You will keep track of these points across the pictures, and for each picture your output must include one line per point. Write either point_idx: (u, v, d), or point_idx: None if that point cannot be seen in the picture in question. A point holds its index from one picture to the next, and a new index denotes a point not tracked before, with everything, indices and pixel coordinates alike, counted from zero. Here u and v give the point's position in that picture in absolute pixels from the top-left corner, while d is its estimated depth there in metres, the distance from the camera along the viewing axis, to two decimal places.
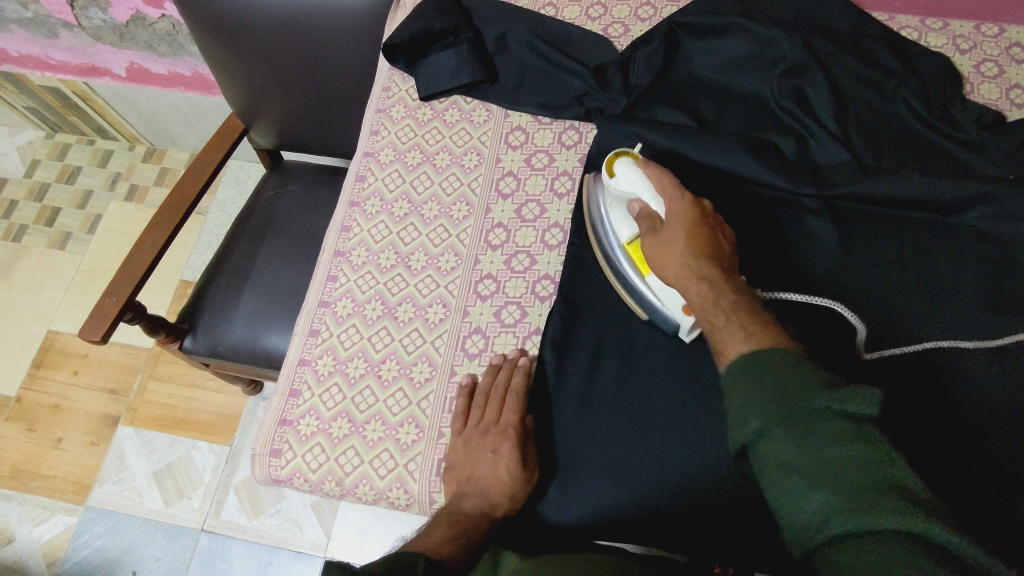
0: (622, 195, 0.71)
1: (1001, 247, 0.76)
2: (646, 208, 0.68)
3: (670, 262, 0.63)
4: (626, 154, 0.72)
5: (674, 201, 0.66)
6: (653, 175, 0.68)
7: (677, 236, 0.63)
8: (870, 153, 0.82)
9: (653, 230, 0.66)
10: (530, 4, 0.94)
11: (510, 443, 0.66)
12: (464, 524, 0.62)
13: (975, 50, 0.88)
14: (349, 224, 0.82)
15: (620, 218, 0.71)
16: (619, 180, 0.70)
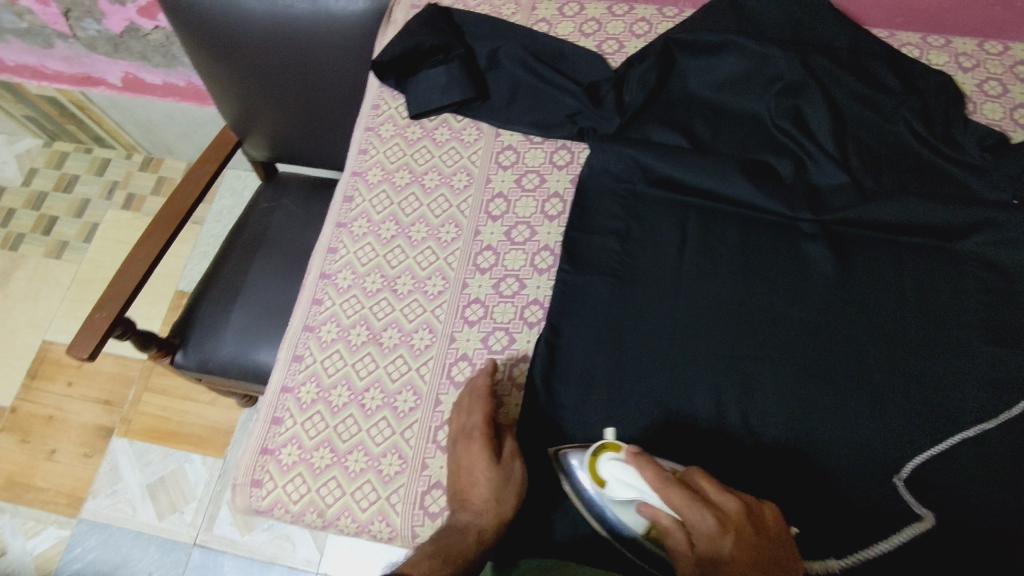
0: (619, 496, 0.60)
1: (1003, 275, 0.74)
2: (660, 517, 0.57)
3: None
4: (610, 451, 0.61)
5: (699, 520, 0.55)
6: (655, 479, 0.56)
7: (724, 567, 0.53)
8: (869, 176, 0.80)
9: (682, 552, 0.56)
10: (523, 19, 0.92)
11: (479, 445, 0.64)
12: (451, 542, 0.60)
13: (978, 68, 0.85)
14: (335, 246, 0.81)
15: (626, 507, 0.61)
16: (613, 485, 0.60)
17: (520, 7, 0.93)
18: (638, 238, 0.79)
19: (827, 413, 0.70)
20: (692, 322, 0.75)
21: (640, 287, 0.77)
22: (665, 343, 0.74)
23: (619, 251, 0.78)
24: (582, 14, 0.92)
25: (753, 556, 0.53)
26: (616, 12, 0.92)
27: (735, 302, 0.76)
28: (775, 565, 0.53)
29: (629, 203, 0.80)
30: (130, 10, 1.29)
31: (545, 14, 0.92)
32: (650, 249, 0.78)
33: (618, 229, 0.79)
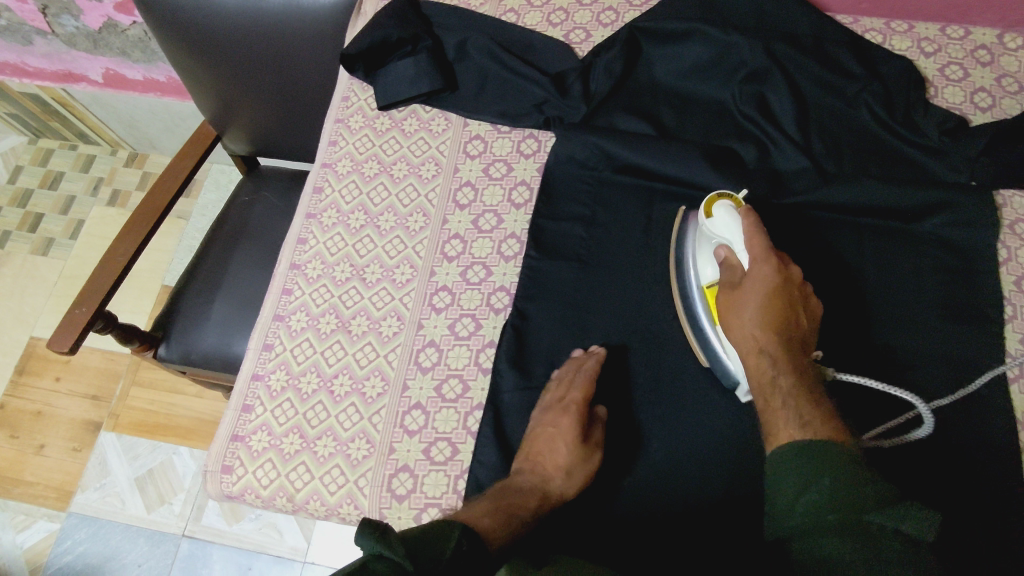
0: (713, 236, 0.70)
1: (959, 254, 0.76)
2: (732, 257, 0.69)
3: (743, 332, 0.65)
4: (728, 198, 0.71)
5: (764, 264, 0.66)
6: (751, 227, 0.67)
7: (754, 308, 0.65)
8: (831, 160, 0.81)
9: (733, 297, 0.67)
10: (491, 10, 0.93)
11: (571, 420, 0.67)
12: (513, 502, 0.63)
13: (940, 53, 0.86)
14: (305, 237, 0.82)
15: (706, 257, 0.72)
16: (716, 222, 0.69)
17: None
18: (603, 224, 0.80)
19: None
20: (658, 307, 0.76)
21: (605, 272, 0.78)
22: (628, 327, 0.75)
23: (585, 237, 0.79)
24: (550, 4, 0.93)
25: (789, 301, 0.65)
26: (584, 2, 0.93)
27: None
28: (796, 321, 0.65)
29: (594, 190, 0.81)
30: (108, 7, 1.29)
31: (513, 4, 0.93)
32: (615, 234, 0.79)
33: (583, 215, 0.80)
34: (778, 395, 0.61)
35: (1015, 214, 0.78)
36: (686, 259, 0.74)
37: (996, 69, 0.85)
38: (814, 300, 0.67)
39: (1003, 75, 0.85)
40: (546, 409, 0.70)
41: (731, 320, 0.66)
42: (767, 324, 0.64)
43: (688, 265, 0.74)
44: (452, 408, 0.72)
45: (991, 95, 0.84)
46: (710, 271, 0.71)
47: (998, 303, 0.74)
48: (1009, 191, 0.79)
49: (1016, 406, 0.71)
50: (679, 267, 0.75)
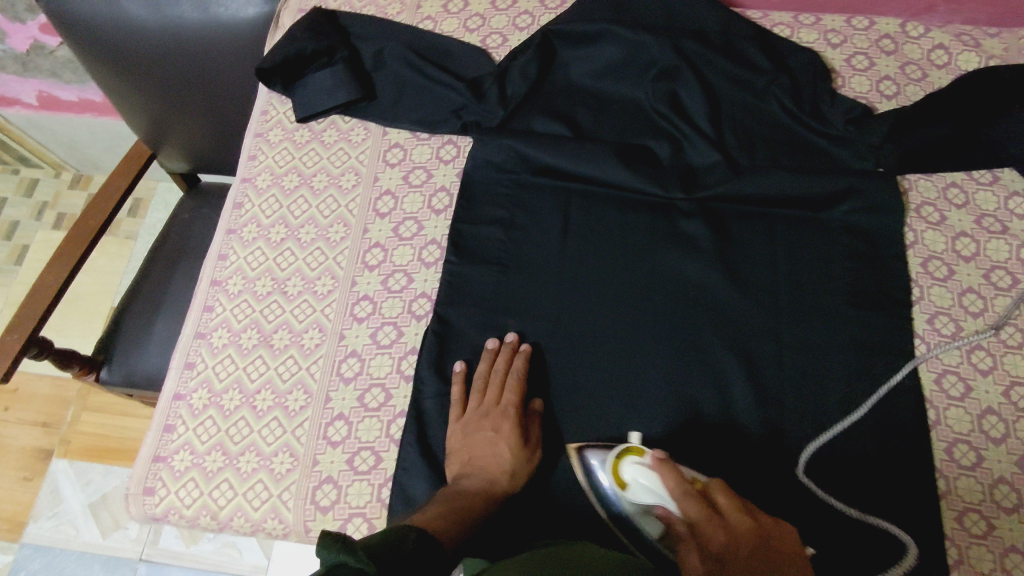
0: (640, 500, 0.61)
1: (866, 239, 0.78)
2: (669, 518, 0.59)
3: (674, 567, 0.60)
4: (632, 455, 0.63)
5: (711, 525, 0.53)
6: (676, 489, 0.56)
7: (670, 545, 0.57)
8: (744, 153, 0.83)
9: (677, 553, 0.57)
10: (408, 18, 0.93)
11: (512, 424, 0.68)
12: (464, 503, 0.63)
13: (846, 44, 0.88)
14: (225, 253, 0.82)
15: (643, 515, 0.63)
16: (633, 492, 0.61)
17: (405, 6, 0.94)
18: (522, 226, 0.81)
19: (706, 382, 0.73)
20: (578, 306, 0.77)
21: (525, 273, 0.79)
22: (549, 326, 0.76)
23: (505, 239, 0.80)
24: (466, 9, 0.93)
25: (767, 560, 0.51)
26: (500, 7, 0.94)
27: (617, 283, 0.78)
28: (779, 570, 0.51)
29: (512, 193, 0.82)
30: (31, 27, 1.30)
31: (430, 11, 0.94)
32: (534, 236, 0.80)
33: (503, 218, 0.81)
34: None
35: (919, 198, 0.81)
36: (606, 491, 0.65)
37: (900, 57, 0.88)
38: (745, 519, 0.54)
39: (907, 63, 0.87)
40: (481, 413, 0.70)
41: (671, 572, 0.60)
42: (694, 571, 0.51)
43: (596, 476, 0.66)
44: (374, 417, 0.73)
45: (895, 83, 0.86)
46: (653, 524, 0.63)
47: (905, 285, 0.76)
48: (913, 174, 0.82)
49: (925, 384, 0.72)
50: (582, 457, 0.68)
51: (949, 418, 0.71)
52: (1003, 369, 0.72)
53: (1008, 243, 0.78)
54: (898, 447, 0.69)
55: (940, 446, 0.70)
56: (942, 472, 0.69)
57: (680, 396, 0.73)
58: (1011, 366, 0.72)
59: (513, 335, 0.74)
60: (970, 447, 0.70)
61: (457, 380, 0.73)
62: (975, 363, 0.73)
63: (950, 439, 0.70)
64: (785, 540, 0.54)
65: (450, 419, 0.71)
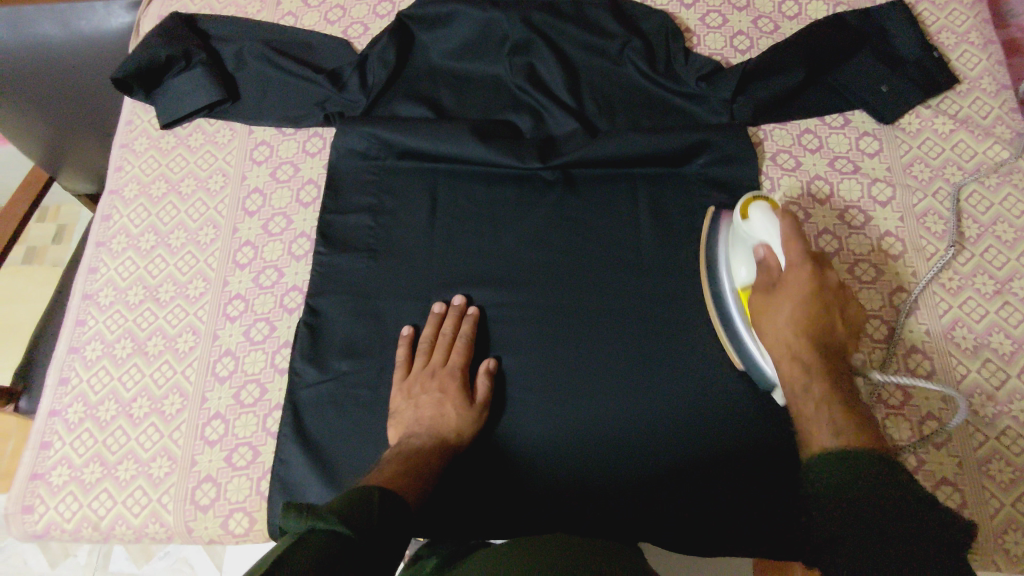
0: (750, 238, 0.67)
1: (725, 191, 0.80)
2: (771, 258, 0.64)
3: (773, 338, 0.62)
4: (762, 196, 0.67)
5: (802, 269, 0.62)
6: (791, 232, 0.63)
7: (787, 308, 0.61)
8: (603, 119, 0.84)
9: (764, 290, 0.64)
10: (268, 16, 0.93)
11: (458, 383, 0.71)
12: (421, 458, 0.64)
13: (698, 3, 0.90)
14: (96, 266, 0.81)
15: (742, 258, 0.68)
16: (750, 225, 0.66)
17: (264, 4, 0.94)
18: (392, 211, 0.82)
19: (579, 347, 0.74)
20: (451, 282, 0.78)
21: (394, 257, 0.79)
22: (417, 306, 0.77)
23: (374, 226, 0.81)
24: (326, 2, 0.93)
25: (818, 290, 0.61)
26: None
27: (489, 257, 0.79)
28: (831, 320, 0.61)
29: (380, 178, 0.83)
30: None
31: (290, 7, 0.93)
32: (401, 219, 0.81)
33: (371, 205, 0.82)
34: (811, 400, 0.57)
35: (775, 147, 0.82)
36: (719, 276, 0.71)
37: (752, 11, 0.89)
38: (806, 267, 0.61)
39: (759, 16, 0.89)
40: (428, 373, 0.72)
41: (766, 330, 0.63)
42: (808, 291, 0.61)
43: (720, 279, 0.71)
44: (250, 413, 0.73)
45: (749, 37, 0.88)
46: (744, 271, 0.68)
47: None
48: (768, 124, 0.83)
49: None
50: (710, 270, 0.73)
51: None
52: (858, 305, 0.74)
53: (860, 181, 0.80)
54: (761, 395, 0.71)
55: None
56: None
57: (547, 361, 0.74)
58: (866, 301, 0.74)
59: (460, 299, 0.76)
60: None
61: (403, 339, 0.74)
62: None
63: None
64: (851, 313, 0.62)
65: (394, 380, 0.72)
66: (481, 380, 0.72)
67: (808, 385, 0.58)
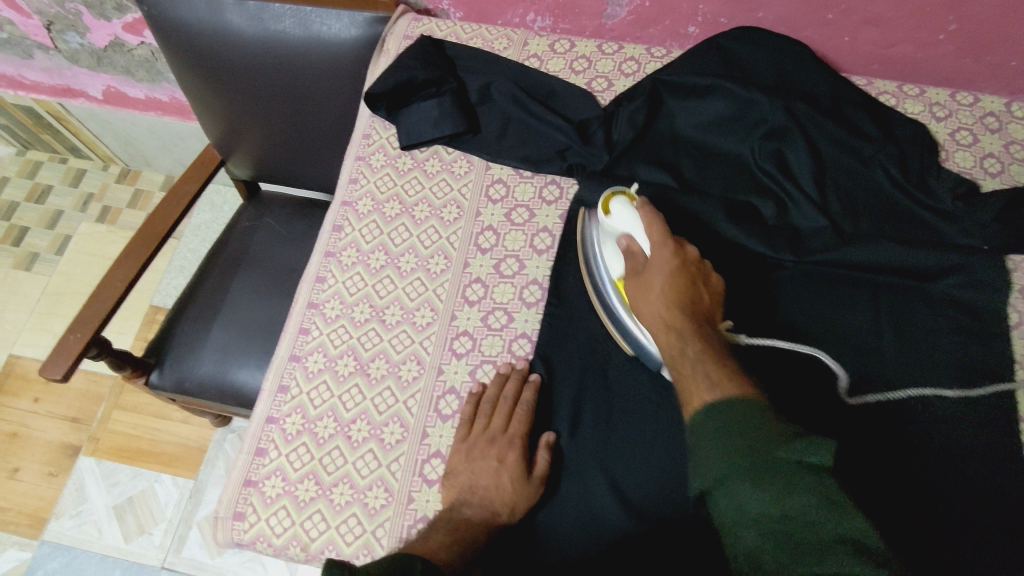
0: (613, 231, 0.73)
1: (972, 315, 0.77)
2: (634, 245, 0.70)
3: (651, 307, 0.65)
4: (623, 194, 0.75)
5: (663, 249, 0.68)
6: (648, 217, 0.70)
7: (658, 280, 0.66)
8: (848, 219, 0.82)
9: (638, 271, 0.69)
10: (515, 54, 0.93)
11: (517, 454, 0.68)
12: (463, 531, 0.63)
13: (950, 118, 0.89)
14: (324, 275, 0.81)
15: (612, 253, 0.73)
16: (614, 219, 0.72)
17: (511, 42, 0.95)
18: None
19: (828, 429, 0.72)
20: None
21: None
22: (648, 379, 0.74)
23: None
24: (572, 51, 0.94)
25: (676, 269, 0.66)
26: (605, 51, 0.94)
27: None
28: (699, 291, 0.65)
29: None
30: (116, 26, 1.27)
31: (537, 49, 0.94)
32: None
33: None
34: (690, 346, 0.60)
35: None
36: (601, 279, 0.74)
37: (1005, 135, 0.88)
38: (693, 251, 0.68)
39: (1012, 141, 0.87)
40: (487, 439, 0.70)
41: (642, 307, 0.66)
42: (670, 270, 0.66)
43: (597, 269, 0.75)
44: None
45: (1000, 160, 0.86)
46: (616, 264, 0.73)
47: (1010, 365, 0.75)
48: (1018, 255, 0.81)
49: None
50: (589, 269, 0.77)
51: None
52: None
53: None
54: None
55: None
56: None
57: None
58: None
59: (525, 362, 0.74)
60: None
61: (467, 397, 0.73)
62: None
63: None
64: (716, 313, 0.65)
65: (456, 438, 0.71)
66: (541, 455, 0.69)
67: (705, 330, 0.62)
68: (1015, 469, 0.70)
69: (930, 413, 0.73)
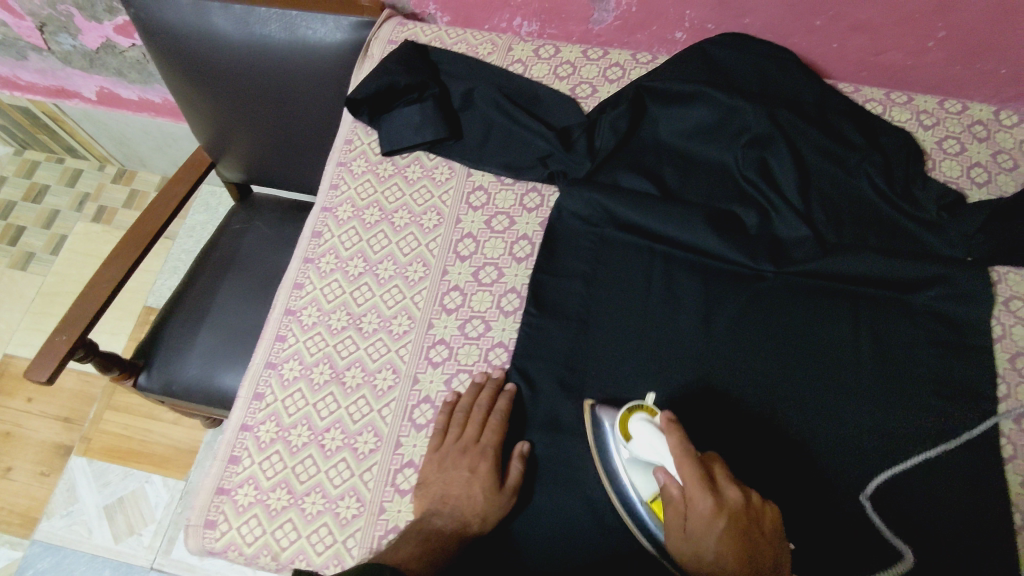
0: (640, 459, 0.63)
1: (954, 328, 0.76)
2: (670, 484, 0.59)
3: (698, 564, 0.55)
4: (642, 412, 0.65)
5: (702, 497, 0.55)
6: (688, 475, 0.56)
7: (709, 537, 0.54)
8: (831, 228, 0.82)
9: (676, 516, 0.57)
10: (499, 60, 0.93)
11: (489, 465, 0.67)
12: (434, 542, 0.61)
13: (938, 126, 0.88)
14: (302, 282, 0.81)
15: (640, 470, 0.65)
16: (637, 445, 0.62)
17: (496, 47, 0.94)
18: (604, 283, 0.79)
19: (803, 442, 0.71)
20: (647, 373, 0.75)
21: (603, 332, 0.77)
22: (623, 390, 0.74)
23: (585, 294, 0.79)
24: (557, 56, 0.93)
25: (729, 520, 0.54)
26: (590, 56, 0.93)
27: (699, 349, 0.76)
28: (757, 542, 0.54)
29: (596, 248, 0.81)
30: (107, 28, 1.27)
31: (521, 55, 0.93)
32: (614, 293, 0.79)
33: (585, 272, 0.80)
34: None
35: (1009, 291, 0.79)
36: (619, 480, 0.66)
37: (993, 144, 0.87)
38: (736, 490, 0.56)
39: (1000, 151, 0.86)
40: (460, 449, 0.69)
41: (684, 553, 0.56)
42: (715, 531, 0.54)
43: (619, 483, 0.66)
44: None
45: (987, 170, 0.85)
46: (647, 485, 0.64)
47: (992, 380, 0.74)
48: (1002, 267, 0.80)
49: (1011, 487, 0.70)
50: (605, 467, 0.67)
51: (996, 499, 0.69)
52: None
53: None
54: (1003, 499, 0.69)
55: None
56: None
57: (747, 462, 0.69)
58: None
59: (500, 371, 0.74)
60: None
61: (442, 406, 0.73)
62: None
63: None
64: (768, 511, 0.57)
65: (428, 447, 0.70)
66: (515, 464, 0.68)
67: (760, 549, 0.54)
68: (990, 486, 0.69)
69: (905, 429, 0.72)
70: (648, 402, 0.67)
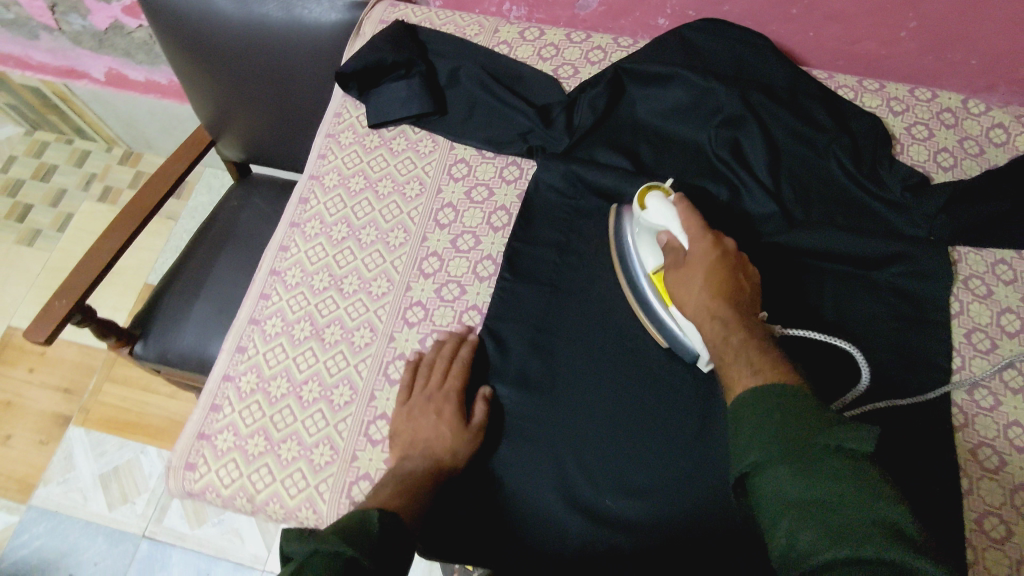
0: (653, 225, 0.75)
1: (914, 303, 0.79)
2: (673, 241, 0.73)
3: (692, 301, 0.68)
4: (659, 189, 0.77)
5: (701, 241, 0.70)
6: (686, 216, 0.72)
7: (696, 278, 0.68)
8: (800, 208, 0.84)
9: (677, 264, 0.71)
10: (485, 40, 0.97)
11: (455, 407, 0.70)
12: (408, 482, 0.65)
13: (908, 112, 0.91)
14: (287, 245, 0.84)
15: (649, 248, 0.75)
16: (650, 213, 0.75)
17: (483, 29, 0.98)
18: (577, 252, 0.82)
19: None
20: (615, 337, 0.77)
21: (574, 297, 0.80)
22: (591, 352, 0.76)
23: (558, 262, 0.82)
24: (541, 38, 0.97)
25: (717, 263, 0.68)
26: (574, 39, 0.97)
27: None
28: (740, 280, 0.68)
29: (570, 219, 0.84)
30: (116, 8, 1.31)
31: (507, 36, 0.97)
32: (586, 261, 0.82)
33: (558, 242, 0.83)
34: (733, 345, 0.62)
35: (968, 270, 0.82)
36: (631, 261, 0.77)
37: (961, 131, 0.90)
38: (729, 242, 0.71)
39: (967, 137, 0.89)
40: (426, 397, 0.72)
41: (681, 296, 0.69)
42: (710, 270, 0.68)
43: (631, 260, 0.77)
44: None
45: (954, 155, 0.88)
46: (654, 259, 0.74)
47: (947, 352, 0.77)
48: (963, 246, 0.83)
49: (961, 453, 0.72)
50: (623, 264, 0.78)
51: (945, 465, 0.71)
52: None
53: None
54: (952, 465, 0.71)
55: (969, 516, 0.69)
56: (972, 541, 0.68)
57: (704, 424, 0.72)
58: None
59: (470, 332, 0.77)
60: (999, 520, 0.69)
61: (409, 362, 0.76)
62: (1011, 439, 0.73)
63: (982, 510, 0.70)
64: (751, 275, 0.69)
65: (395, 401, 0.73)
66: (478, 404, 0.72)
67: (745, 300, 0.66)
68: (939, 453, 0.72)
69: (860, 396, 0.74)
70: (665, 188, 0.79)
